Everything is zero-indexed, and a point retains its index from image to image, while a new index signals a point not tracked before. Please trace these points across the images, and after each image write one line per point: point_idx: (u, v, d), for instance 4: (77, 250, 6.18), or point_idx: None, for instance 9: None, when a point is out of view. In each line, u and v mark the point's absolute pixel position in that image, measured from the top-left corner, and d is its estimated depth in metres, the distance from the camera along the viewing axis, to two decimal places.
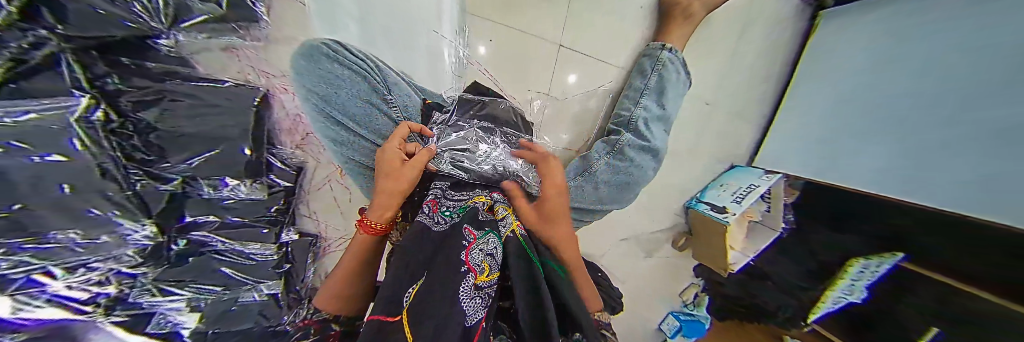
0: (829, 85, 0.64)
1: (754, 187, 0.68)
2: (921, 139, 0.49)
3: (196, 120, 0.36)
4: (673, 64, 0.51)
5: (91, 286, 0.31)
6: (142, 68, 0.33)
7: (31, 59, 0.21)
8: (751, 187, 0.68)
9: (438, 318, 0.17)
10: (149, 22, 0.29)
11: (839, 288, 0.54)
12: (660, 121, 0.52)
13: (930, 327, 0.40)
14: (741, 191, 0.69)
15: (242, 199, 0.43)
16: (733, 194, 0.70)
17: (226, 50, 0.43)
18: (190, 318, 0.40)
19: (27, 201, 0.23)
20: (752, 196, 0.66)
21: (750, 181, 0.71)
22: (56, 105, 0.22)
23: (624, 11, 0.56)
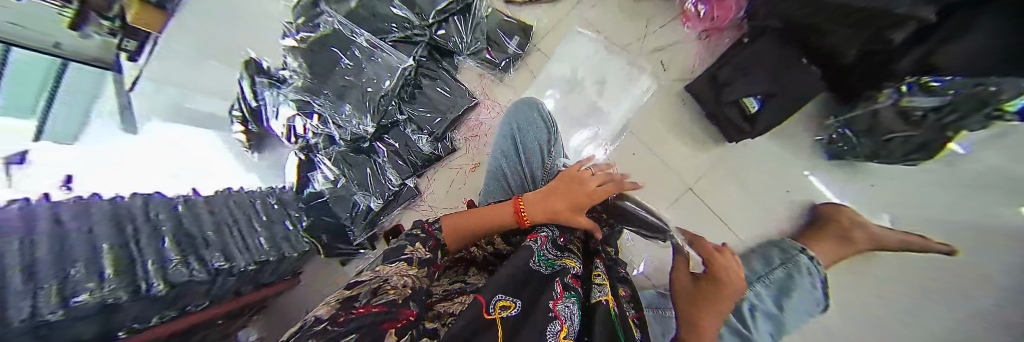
0: None
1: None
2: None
3: (440, 97, 0.63)
4: (808, 272, 0.46)
5: (317, 132, 0.56)
6: (440, 62, 0.66)
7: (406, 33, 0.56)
8: None
9: (528, 338, 0.21)
10: (458, 47, 0.63)
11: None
12: (770, 319, 0.46)
13: None
14: None
15: (417, 145, 0.63)
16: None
17: (479, 75, 0.69)
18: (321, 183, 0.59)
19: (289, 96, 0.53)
20: None
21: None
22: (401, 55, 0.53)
23: (771, 197, 0.56)
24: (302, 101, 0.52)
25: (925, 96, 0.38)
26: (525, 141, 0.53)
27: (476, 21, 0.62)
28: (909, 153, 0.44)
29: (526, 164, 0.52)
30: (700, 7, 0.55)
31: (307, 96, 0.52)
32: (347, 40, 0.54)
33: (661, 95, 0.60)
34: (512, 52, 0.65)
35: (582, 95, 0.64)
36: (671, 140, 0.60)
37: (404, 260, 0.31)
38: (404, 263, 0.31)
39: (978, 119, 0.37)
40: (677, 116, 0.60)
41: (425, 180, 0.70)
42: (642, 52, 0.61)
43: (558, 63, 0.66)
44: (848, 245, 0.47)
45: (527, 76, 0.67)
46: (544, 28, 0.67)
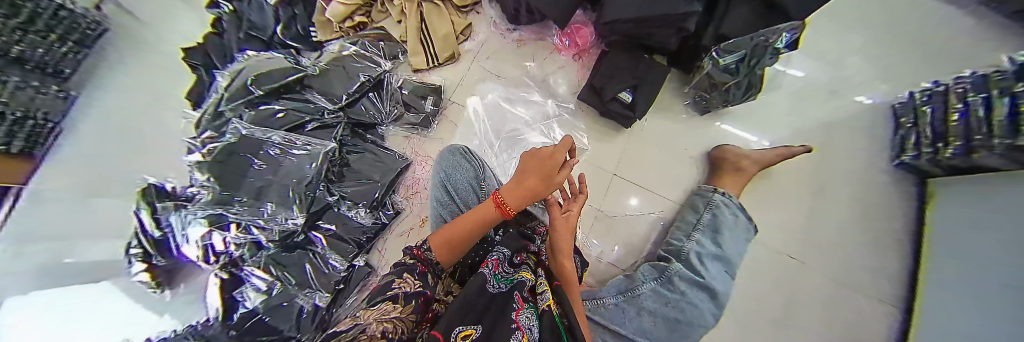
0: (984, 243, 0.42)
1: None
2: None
3: (370, 167, 0.64)
4: (727, 206, 0.53)
5: (235, 243, 0.53)
6: (363, 137, 0.69)
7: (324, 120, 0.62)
8: None
9: None
10: (380, 119, 0.69)
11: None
12: (718, 259, 0.50)
13: None
14: None
15: (357, 220, 0.61)
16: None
17: (405, 137, 0.73)
18: (256, 296, 0.52)
19: (202, 217, 0.50)
20: None
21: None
22: (312, 141, 0.58)
23: (677, 158, 0.66)
24: (214, 215, 0.50)
25: (728, 54, 0.53)
26: (455, 181, 0.55)
27: (390, 92, 0.69)
28: (747, 92, 0.59)
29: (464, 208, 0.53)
30: (565, 39, 0.70)
31: (217, 209, 0.50)
32: (260, 144, 0.55)
33: (563, 108, 0.70)
34: (432, 108, 0.71)
35: (499, 126, 0.71)
36: (586, 141, 0.68)
37: (388, 300, 0.26)
38: (391, 302, 0.25)
39: (768, 58, 0.53)
40: (581, 121, 0.69)
41: (378, 252, 0.66)
42: (537, 80, 0.72)
43: (474, 107, 0.73)
44: (740, 174, 0.57)
45: (450, 126, 0.73)
46: (453, 84, 0.76)
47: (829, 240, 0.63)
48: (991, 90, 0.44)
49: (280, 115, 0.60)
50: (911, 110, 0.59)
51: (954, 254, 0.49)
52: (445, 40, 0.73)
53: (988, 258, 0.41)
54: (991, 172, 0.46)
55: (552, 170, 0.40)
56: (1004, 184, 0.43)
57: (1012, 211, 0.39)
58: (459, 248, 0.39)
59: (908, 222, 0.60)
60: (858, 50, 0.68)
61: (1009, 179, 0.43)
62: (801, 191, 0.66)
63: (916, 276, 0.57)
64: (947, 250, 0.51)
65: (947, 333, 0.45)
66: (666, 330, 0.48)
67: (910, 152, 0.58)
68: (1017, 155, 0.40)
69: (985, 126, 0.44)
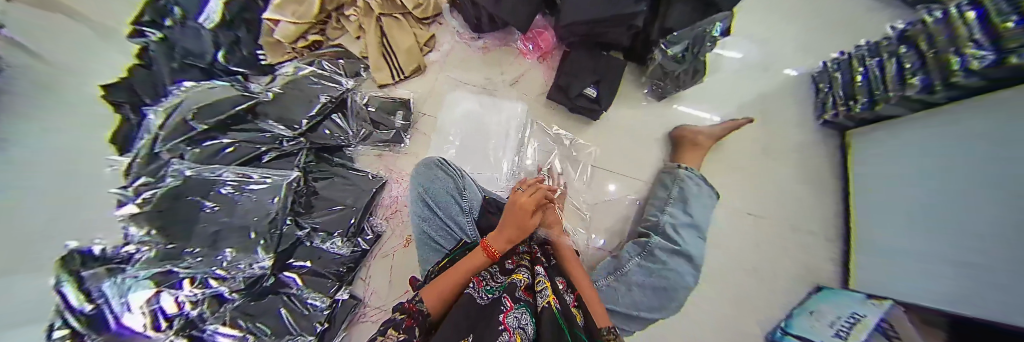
0: (912, 173, 0.50)
1: (858, 317, 0.47)
2: (964, 218, 0.38)
3: (341, 193, 0.60)
4: (691, 179, 0.57)
5: (191, 302, 0.45)
6: (330, 160, 0.65)
7: (285, 150, 0.58)
8: (854, 317, 0.48)
9: None
10: (345, 140, 0.65)
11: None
12: (691, 227, 0.54)
13: None
14: (841, 322, 0.49)
15: (332, 252, 0.57)
16: (835, 327, 0.49)
17: (377, 156, 0.70)
18: None
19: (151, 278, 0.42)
20: (858, 328, 0.45)
21: (856, 309, 0.50)
22: (275, 174, 0.54)
23: (645, 142, 0.70)
24: (165, 274, 0.44)
25: (675, 45, 0.58)
26: (435, 195, 0.53)
27: (357, 110, 0.66)
28: (694, 77, 0.65)
29: (447, 220, 0.52)
30: (528, 44, 0.73)
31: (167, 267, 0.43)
32: (209, 184, 0.50)
33: (534, 109, 0.72)
34: (402, 124, 0.69)
35: (474, 133, 0.70)
36: (560, 133, 0.70)
37: None
38: None
39: (708, 45, 0.59)
40: (553, 118, 0.71)
41: (363, 281, 0.62)
42: (505, 84, 0.74)
43: (446, 117, 0.72)
44: (697, 148, 0.62)
45: (424, 138, 0.72)
46: (421, 96, 0.75)
47: (780, 194, 0.71)
48: (883, 55, 0.56)
49: (228, 150, 0.55)
50: (825, 76, 0.71)
51: (878, 189, 0.58)
52: (409, 53, 0.72)
53: (914, 188, 0.49)
54: (894, 119, 0.56)
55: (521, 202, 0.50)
56: (904, 126, 0.53)
57: (927, 147, 0.47)
58: (446, 297, 0.37)
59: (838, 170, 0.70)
60: (777, 31, 0.79)
61: (907, 121, 0.53)
62: (750, 157, 0.74)
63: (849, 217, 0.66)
64: (870, 190, 0.61)
65: (888, 255, 0.53)
66: (656, 299, 0.51)
67: (828, 112, 0.69)
68: (914, 101, 0.48)
69: (883, 83, 0.54)
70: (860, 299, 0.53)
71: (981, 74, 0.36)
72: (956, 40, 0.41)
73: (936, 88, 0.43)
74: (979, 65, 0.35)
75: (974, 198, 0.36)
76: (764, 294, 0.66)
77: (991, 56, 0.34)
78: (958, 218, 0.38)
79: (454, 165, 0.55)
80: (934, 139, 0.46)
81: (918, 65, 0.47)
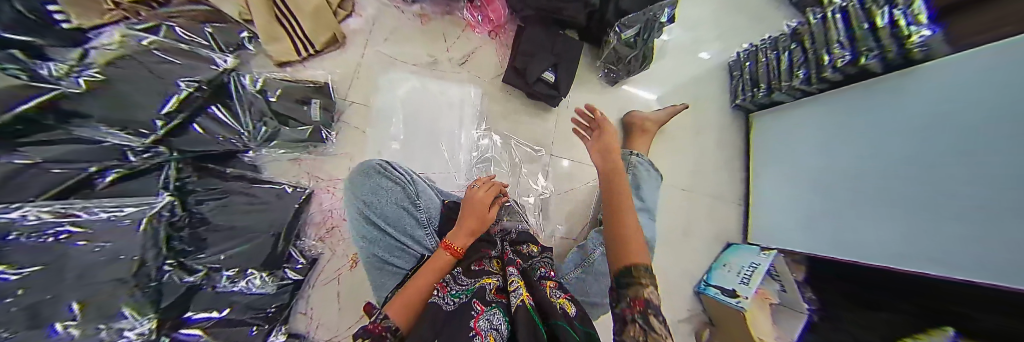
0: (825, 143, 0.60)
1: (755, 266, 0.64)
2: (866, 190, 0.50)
3: (247, 216, 0.46)
4: (643, 165, 0.61)
5: None
6: (220, 173, 0.49)
7: (138, 165, 0.40)
8: (752, 266, 0.65)
9: None
10: (240, 143, 0.48)
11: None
12: (644, 211, 0.59)
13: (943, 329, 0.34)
14: (744, 270, 0.66)
15: (250, 293, 0.44)
16: (740, 275, 0.66)
17: (293, 161, 0.57)
18: None
19: None
20: (755, 275, 0.61)
21: (751, 259, 0.68)
22: (138, 200, 0.37)
23: None
24: None
25: (628, 29, 0.56)
26: (382, 208, 0.45)
27: (253, 97, 0.48)
28: (643, 63, 0.66)
29: (401, 237, 0.44)
30: (476, 15, 0.62)
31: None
32: None
33: (487, 95, 0.64)
34: (320, 118, 0.55)
35: (420, 126, 0.60)
36: (517, 122, 0.66)
37: None
38: None
39: (656, 32, 0.59)
40: (510, 105, 0.65)
41: (303, 315, 0.52)
42: (451, 65, 0.63)
43: (383, 108, 0.60)
44: (646, 134, 0.66)
45: (358, 135, 0.59)
46: (344, 80, 0.59)
47: (706, 167, 0.82)
48: (779, 50, 0.70)
49: (23, 160, 0.30)
50: (740, 65, 0.80)
51: (780, 159, 0.72)
52: (316, 19, 0.54)
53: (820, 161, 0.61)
54: (782, 103, 0.72)
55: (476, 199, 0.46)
56: (806, 108, 0.66)
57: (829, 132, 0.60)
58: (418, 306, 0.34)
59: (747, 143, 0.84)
60: (708, 14, 0.84)
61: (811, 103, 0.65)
62: (685, 136, 0.82)
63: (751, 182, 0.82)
64: (774, 160, 0.75)
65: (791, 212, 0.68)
66: None
67: (740, 96, 0.79)
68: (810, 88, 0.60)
69: (789, 77, 0.65)
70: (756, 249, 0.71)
71: (840, 70, 0.54)
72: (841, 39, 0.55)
73: (812, 80, 0.60)
74: (841, 62, 0.53)
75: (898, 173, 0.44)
76: (692, 252, 0.79)
77: (849, 57, 0.52)
78: (862, 191, 0.51)
79: (399, 169, 0.48)
80: (849, 121, 0.55)
81: (801, 60, 0.63)
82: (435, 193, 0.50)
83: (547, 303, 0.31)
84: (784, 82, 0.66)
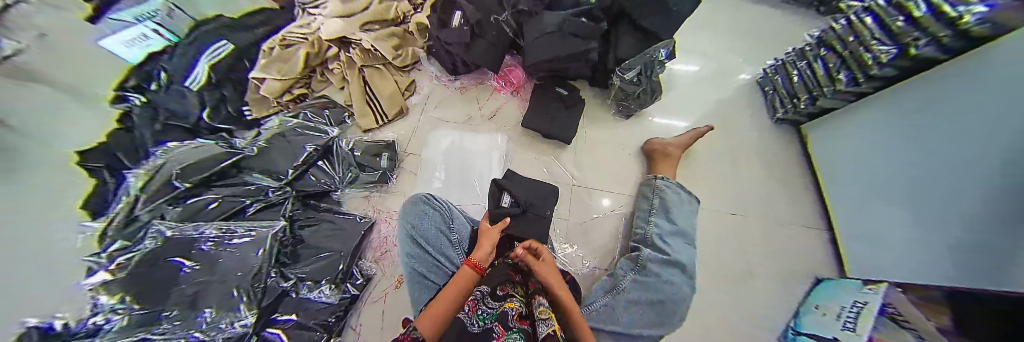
0: (872, 144, 0.56)
1: (861, 307, 0.48)
2: (950, 205, 0.42)
3: (328, 239, 0.60)
4: (669, 189, 0.63)
5: None
6: (315, 206, 0.65)
7: (270, 200, 0.59)
8: (858, 306, 0.49)
9: None
10: (334, 186, 0.66)
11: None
12: (677, 234, 0.60)
13: None
14: (847, 312, 0.50)
15: (320, 301, 0.54)
16: (841, 319, 0.50)
17: (366, 196, 0.71)
18: None
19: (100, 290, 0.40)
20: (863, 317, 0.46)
21: (856, 298, 0.52)
22: (266, 224, 0.55)
23: (620, 157, 0.75)
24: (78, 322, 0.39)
25: (629, 71, 0.66)
26: (423, 231, 0.54)
27: (346, 154, 0.69)
28: (653, 95, 0.73)
29: (437, 255, 0.53)
30: (502, 81, 0.80)
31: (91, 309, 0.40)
32: (190, 242, 0.49)
33: (512, 136, 0.77)
34: (387, 164, 0.71)
35: (458, 167, 0.73)
36: (538, 158, 0.75)
37: None
38: None
39: (658, 68, 0.68)
40: (533, 143, 0.76)
41: (353, 331, 0.58)
42: (485, 117, 0.79)
43: (430, 155, 0.76)
44: (669, 158, 0.68)
45: (411, 176, 0.74)
46: (404, 136, 0.78)
47: (753, 192, 0.75)
48: (810, 59, 0.69)
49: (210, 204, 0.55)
50: (768, 81, 0.82)
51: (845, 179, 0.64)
52: (392, 98, 0.78)
53: (888, 174, 0.53)
54: (836, 110, 0.66)
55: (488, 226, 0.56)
56: (853, 117, 0.61)
57: (886, 135, 0.53)
58: (440, 322, 0.38)
59: (798, 165, 0.77)
60: (722, 50, 0.90)
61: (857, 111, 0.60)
62: (719, 160, 0.79)
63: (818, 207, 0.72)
64: (836, 174, 0.67)
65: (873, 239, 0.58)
66: (653, 313, 0.52)
67: (780, 109, 0.78)
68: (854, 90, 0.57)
69: (828, 80, 0.62)
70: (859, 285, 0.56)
71: (890, 65, 0.48)
72: (880, 35, 0.50)
73: (859, 80, 0.55)
74: (886, 58, 0.48)
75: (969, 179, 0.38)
76: (755, 292, 0.67)
77: (894, 51, 0.47)
78: (940, 204, 0.44)
79: (440, 200, 0.57)
80: (893, 123, 0.52)
81: (839, 63, 0.60)
82: (459, 213, 0.58)
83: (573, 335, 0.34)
84: (827, 86, 0.62)
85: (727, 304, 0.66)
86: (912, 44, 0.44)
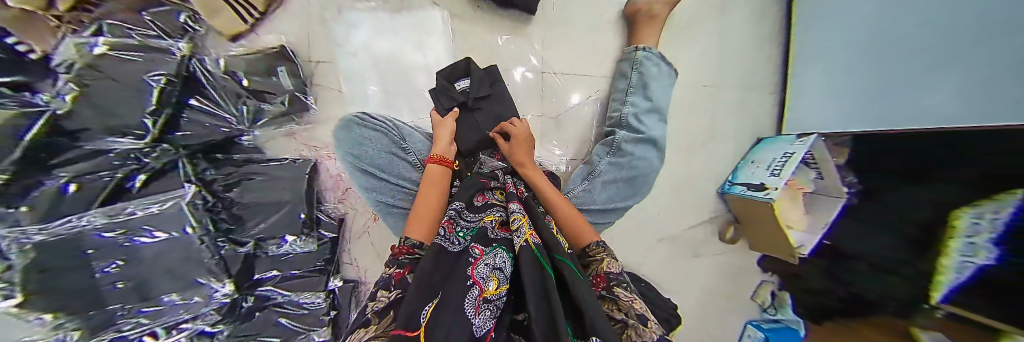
0: None
1: (788, 156, 0.58)
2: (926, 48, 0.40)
3: (264, 191, 0.50)
4: (650, 60, 0.55)
5: None
6: (230, 159, 0.52)
7: (152, 165, 0.44)
8: (786, 156, 0.58)
9: (446, 324, 0.19)
10: (235, 127, 0.49)
11: (959, 249, 0.31)
12: (652, 112, 0.56)
13: (962, 213, 0.31)
14: (776, 162, 0.59)
15: (298, 252, 0.52)
16: (769, 169, 0.60)
17: (288, 136, 0.58)
18: None
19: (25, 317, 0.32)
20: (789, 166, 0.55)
21: (783, 150, 0.61)
22: (169, 196, 0.43)
23: (594, 28, 0.61)
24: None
25: None
26: (370, 158, 0.47)
27: (225, 79, 0.47)
28: None
29: (397, 181, 0.47)
30: None
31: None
32: (74, 240, 0.36)
33: (456, 19, 0.57)
34: (293, 85, 0.53)
35: (395, 75, 0.57)
36: (495, 45, 0.58)
37: (362, 326, 0.24)
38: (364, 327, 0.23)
39: None
40: (485, 25, 0.58)
41: (349, 264, 0.61)
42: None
43: (350, 65, 0.57)
44: (654, 20, 0.55)
45: (337, 95, 0.58)
46: (301, 41, 0.56)
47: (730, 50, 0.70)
48: None
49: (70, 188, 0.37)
50: None
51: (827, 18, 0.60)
52: None
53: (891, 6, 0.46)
54: None
55: (439, 118, 0.50)
56: None
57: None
58: (428, 222, 0.39)
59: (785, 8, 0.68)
60: None
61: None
62: (700, 17, 0.69)
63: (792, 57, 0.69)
64: (824, 12, 0.60)
65: (827, 86, 0.59)
66: (628, 188, 0.56)
67: None
68: None
69: None
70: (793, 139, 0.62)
71: None
72: None
73: None
74: None
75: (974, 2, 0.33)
76: (716, 152, 0.72)
77: None
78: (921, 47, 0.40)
79: (380, 118, 0.48)
80: None
81: None
82: (404, 125, 0.49)
83: (551, 239, 0.33)
84: None
85: (691, 168, 0.71)
86: None
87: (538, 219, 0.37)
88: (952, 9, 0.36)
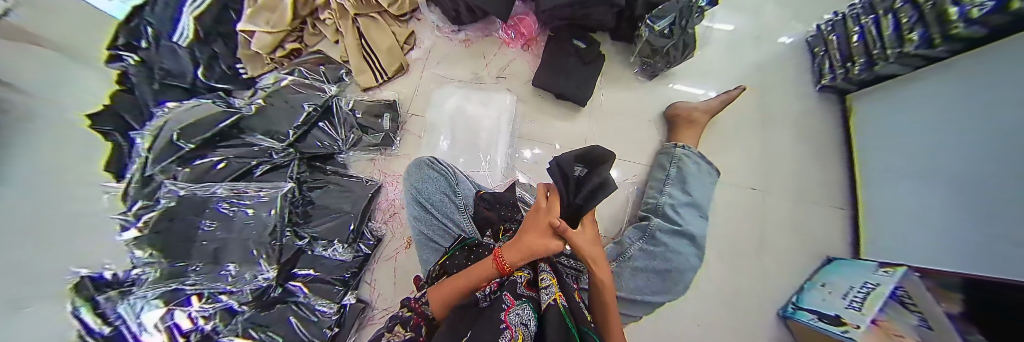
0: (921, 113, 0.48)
1: (871, 287, 0.46)
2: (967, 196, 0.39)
3: (335, 198, 0.61)
4: (690, 157, 0.59)
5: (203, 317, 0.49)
6: (323, 168, 0.64)
7: (275, 161, 0.59)
8: (869, 287, 0.46)
9: None
10: (337, 147, 0.64)
11: None
12: (690, 206, 0.57)
13: None
14: (857, 293, 0.47)
15: (335, 258, 0.58)
16: (849, 297, 0.48)
17: (370, 160, 0.70)
18: None
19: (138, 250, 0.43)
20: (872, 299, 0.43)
21: (868, 279, 0.49)
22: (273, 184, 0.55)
23: (637, 123, 0.69)
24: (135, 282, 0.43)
25: (661, 20, 0.56)
26: (426, 194, 0.55)
27: (346, 113, 0.65)
28: (685, 51, 0.64)
29: (442, 218, 0.53)
30: (510, 32, 0.71)
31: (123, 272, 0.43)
32: (203, 201, 0.50)
33: (522, 99, 0.71)
34: (389, 126, 0.68)
35: (462, 129, 0.69)
36: (549, 124, 0.70)
37: None
38: None
39: (695, 16, 0.57)
40: (543, 106, 0.71)
41: (368, 284, 0.63)
42: (492, 76, 0.73)
43: (434, 117, 0.70)
44: (693, 126, 0.62)
45: (416, 139, 0.72)
46: (406, 97, 0.74)
47: (779, 164, 0.70)
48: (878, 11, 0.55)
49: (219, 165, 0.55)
50: (821, 40, 0.69)
51: (882, 150, 0.58)
52: (390, 54, 0.71)
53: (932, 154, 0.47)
54: (897, 77, 0.54)
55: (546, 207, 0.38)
56: (914, 87, 0.51)
57: (942, 120, 0.45)
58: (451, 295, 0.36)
59: (838, 136, 0.69)
60: None
61: (921, 82, 0.50)
62: (747, 131, 0.72)
63: (855, 183, 0.66)
64: (874, 146, 0.60)
65: (898, 223, 0.53)
66: (661, 281, 0.53)
67: (827, 76, 0.67)
68: (909, 59, 0.49)
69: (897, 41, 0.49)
70: (872, 268, 0.52)
71: (979, 23, 0.34)
72: None
73: (935, 42, 0.42)
74: (980, 12, 0.33)
75: (1000, 167, 0.34)
76: (769, 267, 0.65)
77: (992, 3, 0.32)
78: (965, 194, 0.39)
79: (444, 164, 0.56)
80: (949, 99, 0.43)
81: (915, 18, 0.46)
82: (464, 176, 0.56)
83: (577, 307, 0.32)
84: (893, 48, 0.49)
85: (738, 279, 0.65)
86: (975, 8, 0.34)
87: (566, 286, 0.37)
88: (977, 166, 0.37)
